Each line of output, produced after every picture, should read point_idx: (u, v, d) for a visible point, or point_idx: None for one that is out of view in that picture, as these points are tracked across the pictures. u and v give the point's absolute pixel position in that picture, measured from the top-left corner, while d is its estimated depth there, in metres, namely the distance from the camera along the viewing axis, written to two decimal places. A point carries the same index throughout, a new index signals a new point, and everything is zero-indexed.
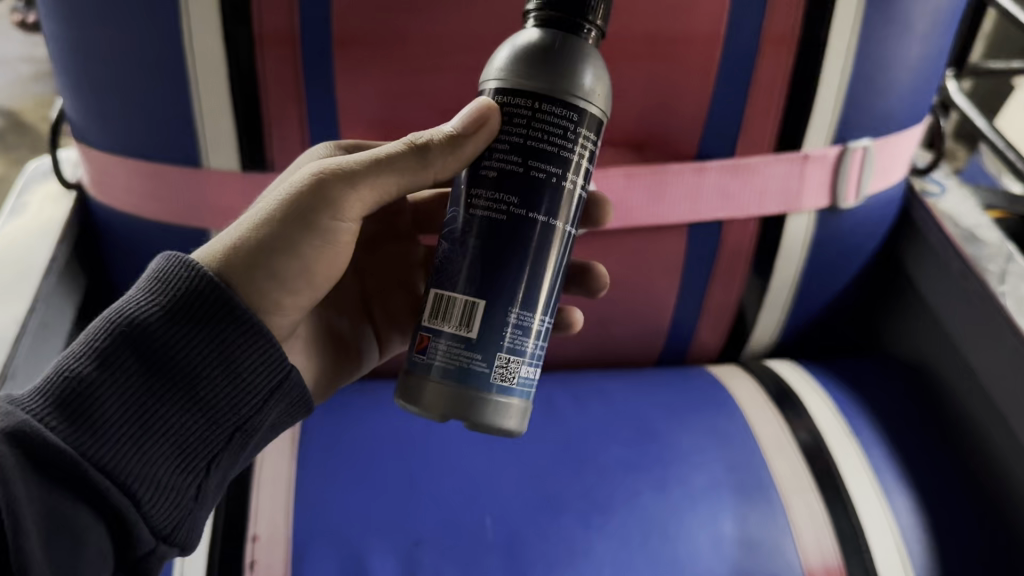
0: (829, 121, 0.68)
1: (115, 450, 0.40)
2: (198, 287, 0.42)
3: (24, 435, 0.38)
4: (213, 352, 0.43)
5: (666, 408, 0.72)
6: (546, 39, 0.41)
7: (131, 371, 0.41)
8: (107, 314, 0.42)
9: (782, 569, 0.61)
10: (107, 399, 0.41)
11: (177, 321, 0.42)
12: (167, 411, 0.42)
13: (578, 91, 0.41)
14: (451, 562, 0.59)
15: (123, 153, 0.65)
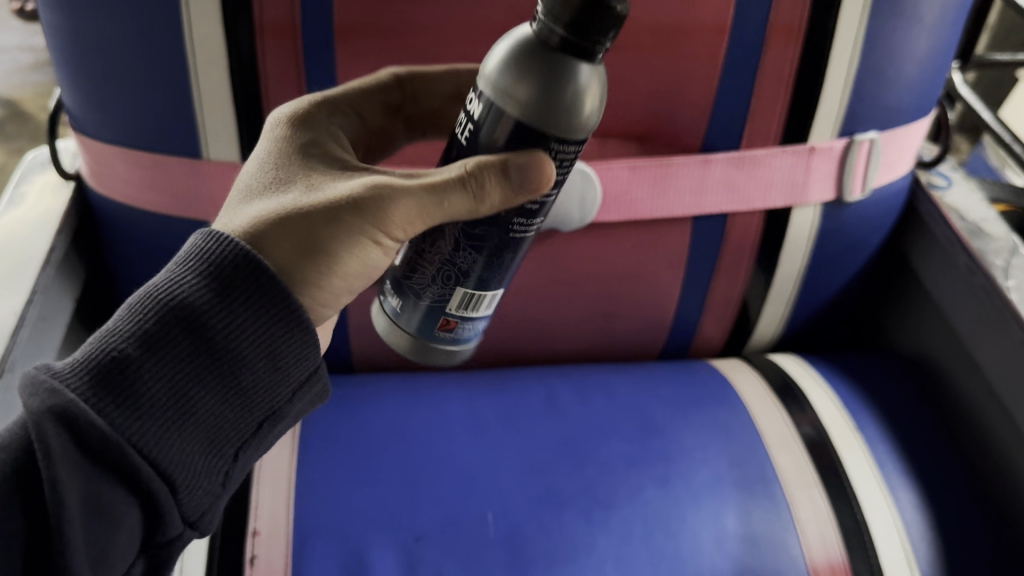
0: (836, 113, 0.67)
1: (158, 437, 0.38)
2: (250, 272, 0.40)
3: (69, 414, 0.37)
4: (259, 341, 0.41)
5: (669, 402, 0.72)
6: (545, 75, 0.37)
7: (177, 353, 0.39)
8: (153, 288, 0.40)
9: (784, 565, 0.61)
10: (151, 383, 0.39)
11: (224, 303, 0.40)
12: (208, 398, 0.40)
13: (574, 126, 0.38)
14: (452, 557, 0.59)
15: (122, 144, 0.64)
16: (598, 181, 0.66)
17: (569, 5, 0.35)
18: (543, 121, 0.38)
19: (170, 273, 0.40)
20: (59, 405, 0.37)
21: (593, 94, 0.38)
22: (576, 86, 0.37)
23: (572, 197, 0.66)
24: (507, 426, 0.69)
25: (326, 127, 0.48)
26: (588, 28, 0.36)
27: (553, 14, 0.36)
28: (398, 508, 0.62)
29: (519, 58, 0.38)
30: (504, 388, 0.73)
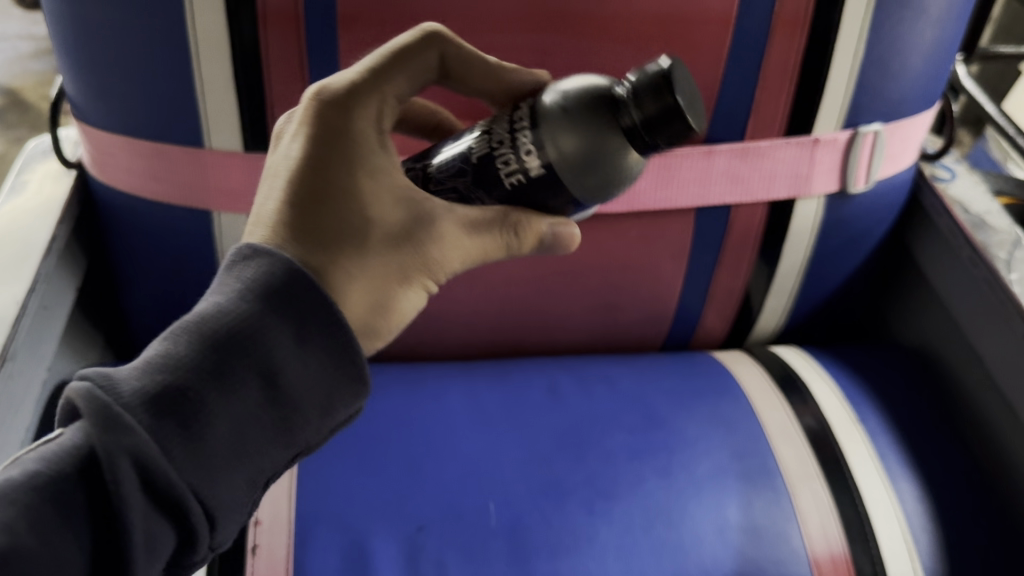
0: (840, 105, 0.67)
1: (211, 467, 0.37)
2: (311, 299, 0.39)
3: (129, 435, 0.34)
4: (309, 373, 0.40)
5: (671, 394, 0.72)
6: (602, 150, 0.40)
7: (242, 387, 0.38)
8: (218, 313, 0.38)
9: (786, 557, 0.61)
10: (207, 409, 0.37)
11: (284, 330, 0.39)
12: (254, 429, 0.38)
13: (591, 195, 0.41)
14: (454, 548, 0.59)
15: (124, 132, 0.64)
16: None
17: (657, 105, 0.38)
18: (571, 178, 0.40)
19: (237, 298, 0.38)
20: (130, 434, 0.34)
21: (620, 181, 0.41)
22: (621, 171, 0.40)
23: None
24: (509, 417, 0.69)
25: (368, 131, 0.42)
26: (657, 129, 0.39)
27: (637, 102, 0.39)
28: (399, 498, 0.62)
29: (589, 117, 0.39)
30: (506, 379, 0.73)
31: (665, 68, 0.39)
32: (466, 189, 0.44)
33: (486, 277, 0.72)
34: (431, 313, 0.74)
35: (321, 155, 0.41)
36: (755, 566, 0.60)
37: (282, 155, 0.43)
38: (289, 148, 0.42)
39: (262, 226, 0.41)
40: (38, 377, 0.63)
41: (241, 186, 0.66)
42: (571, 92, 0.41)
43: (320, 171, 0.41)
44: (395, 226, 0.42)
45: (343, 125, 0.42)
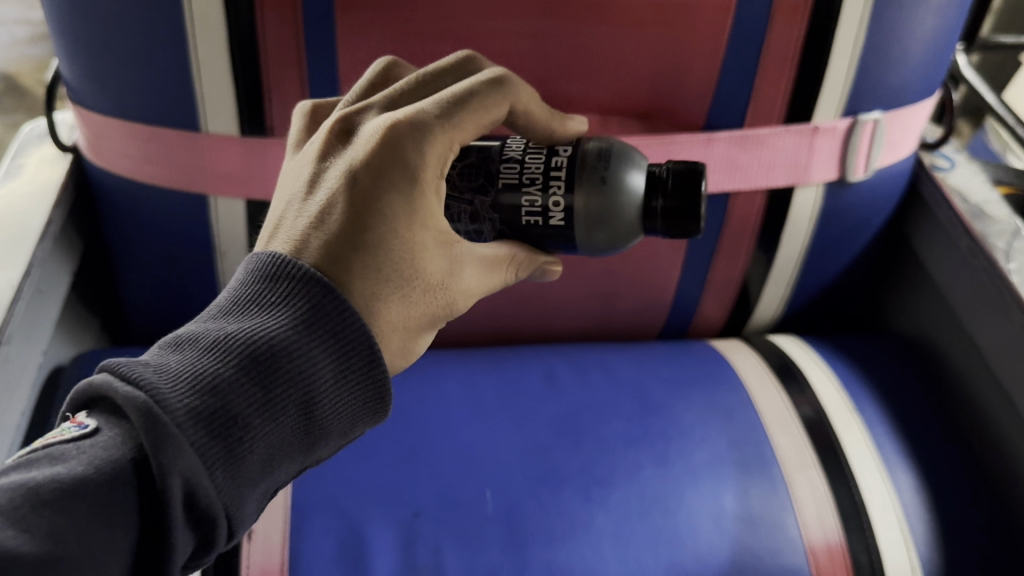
0: (840, 93, 0.66)
1: (243, 486, 0.35)
2: (350, 330, 0.39)
3: (180, 445, 0.33)
4: (338, 403, 0.39)
5: (669, 382, 0.72)
6: (615, 211, 0.45)
7: (283, 411, 0.37)
8: (266, 332, 0.37)
9: (781, 545, 0.61)
10: (248, 425, 0.36)
11: (324, 357, 0.38)
12: (282, 452, 0.37)
13: (586, 243, 0.46)
14: (450, 536, 0.59)
15: (121, 116, 0.64)
16: None
17: (677, 200, 0.44)
18: (578, 222, 0.45)
19: (284, 321, 0.38)
20: (183, 451, 0.33)
21: (614, 242, 0.46)
22: (620, 234, 0.46)
23: None
24: (505, 403, 0.69)
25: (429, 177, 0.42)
26: (667, 219, 0.45)
27: (662, 191, 0.45)
28: (396, 485, 0.61)
29: (618, 183, 0.45)
30: (503, 366, 0.73)
31: (700, 174, 0.45)
32: (481, 208, 0.47)
33: None
34: None
35: (386, 201, 0.41)
36: (751, 554, 0.60)
37: (342, 185, 0.41)
38: (349, 184, 0.41)
39: (310, 257, 0.40)
40: (34, 360, 0.64)
41: (238, 171, 0.65)
42: (615, 152, 0.46)
43: (384, 218, 0.41)
44: (436, 275, 0.43)
45: (411, 172, 0.42)
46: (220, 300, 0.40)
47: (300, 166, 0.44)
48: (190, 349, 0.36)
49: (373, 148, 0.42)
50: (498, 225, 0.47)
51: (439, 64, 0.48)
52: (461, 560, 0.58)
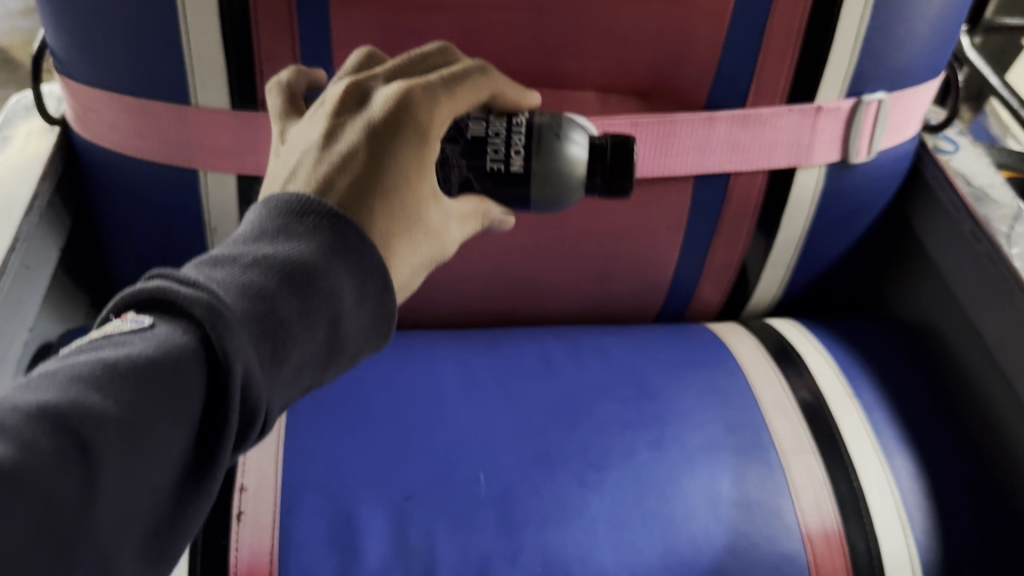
0: (844, 73, 0.65)
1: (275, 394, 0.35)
2: (374, 256, 0.39)
3: (237, 343, 0.32)
4: (357, 325, 0.38)
5: (666, 365, 0.71)
6: (567, 177, 0.46)
7: (317, 329, 0.36)
8: (300, 251, 0.36)
9: (778, 531, 0.60)
10: (289, 334, 0.35)
11: (352, 278, 0.38)
12: (306, 367, 0.37)
13: (531, 204, 0.47)
14: (443, 517, 0.58)
15: (109, 88, 0.62)
16: None
17: (619, 168, 0.47)
18: (532, 187, 0.46)
19: (317, 239, 0.37)
20: (238, 349, 0.32)
21: (555, 206, 0.48)
22: (565, 198, 0.47)
23: None
24: (499, 385, 0.68)
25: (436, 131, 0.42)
26: (608, 184, 0.47)
27: (603, 159, 0.47)
28: (388, 465, 0.61)
29: (569, 151, 0.46)
30: (497, 348, 0.72)
31: (632, 143, 0.48)
32: (449, 153, 0.45)
33: (481, 243, 0.71)
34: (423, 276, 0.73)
35: (398, 153, 0.41)
36: (747, 540, 0.59)
37: (360, 138, 0.41)
38: (364, 140, 0.41)
39: (335, 196, 0.39)
40: (20, 337, 0.63)
41: (230, 146, 0.64)
42: (559, 120, 0.46)
43: (399, 169, 0.40)
44: (431, 221, 0.43)
45: (424, 128, 0.41)
46: (242, 227, 0.38)
47: (305, 135, 0.43)
48: (227, 264, 0.35)
49: (388, 107, 0.41)
50: (465, 173, 0.46)
51: (420, 50, 0.47)
52: (454, 543, 0.57)
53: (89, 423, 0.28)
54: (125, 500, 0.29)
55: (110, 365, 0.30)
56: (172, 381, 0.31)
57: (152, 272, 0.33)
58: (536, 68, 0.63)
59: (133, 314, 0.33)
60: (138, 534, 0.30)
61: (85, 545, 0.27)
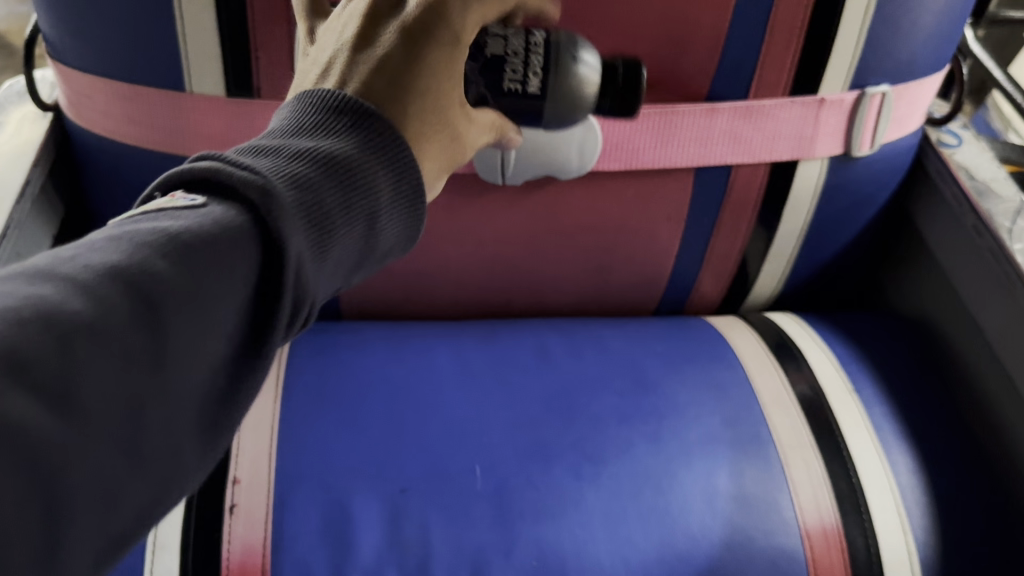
0: (848, 65, 0.64)
1: (321, 281, 0.36)
2: (407, 159, 0.40)
3: (284, 226, 0.33)
4: (392, 221, 0.40)
5: (664, 358, 0.70)
6: (581, 98, 0.47)
7: (359, 221, 0.38)
8: (341, 149, 0.38)
9: (775, 527, 0.59)
10: (335, 224, 0.36)
11: (388, 177, 0.39)
12: (348, 261, 0.38)
13: (541, 122, 0.48)
14: (438, 510, 0.57)
15: (102, 73, 0.61)
16: (597, 130, 0.64)
17: (627, 96, 0.49)
18: (548, 106, 0.46)
19: (353, 140, 0.39)
20: (285, 233, 0.33)
21: (562, 126, 0.49)
22: (574, 120, 0.48)
23: (572, 147, 0.64)
24: (497, 379, 0.67)
25: (467, 33, 0.43)
26: (616, 106, 0.49)
27: (613, 84, 0.49)
28: (383, 456, 0.60)
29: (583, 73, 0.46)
30: (494, 340, 0.71)
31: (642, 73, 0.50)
32: (467, 70, 0.45)
33: (479, 233, 0.70)
34: (421, 267, 0.72)
35: (432, 54, 0.42)
36: (744, 535, 0.59)
37: (394, 42, 0.42)
38: (400, 35, 0.42)
39: (370, 95, 0.41)
40: None
41: (225, 133, 0.63)
42: (574, 41, 0.47)
43: (433, 69, 0.42)
44: (458, 126, 0.44)
45: (456, 31, 0.43)
46: (280, 124, 0.40)
47: (337, 32, 0.45)
48: (271, 152, 0.36)
49: (422, 10, 0.43)
50: (481, 90, 0.45)
51: None
52: (449, 537, 0.56)
53: (155, 286, 0.30)
54: (184, 369, 0.30)
55: (172, 236, 0.32)
56: (231, 255, 0.32)
57: (200, 154, 0.35)
58: None
59: (183, 192, 0.34)
60: (198, 401, 0.32)
61: (149, 398, 0.29)
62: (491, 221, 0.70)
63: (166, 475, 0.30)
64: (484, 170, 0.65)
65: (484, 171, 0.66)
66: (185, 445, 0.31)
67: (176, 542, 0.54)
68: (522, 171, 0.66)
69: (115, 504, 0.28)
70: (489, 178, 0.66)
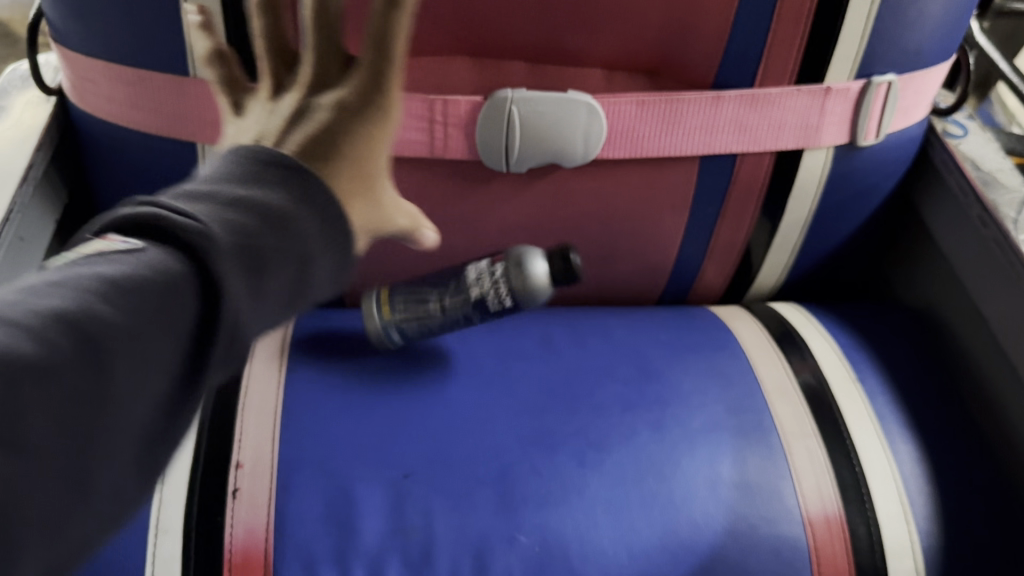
0: (854, 54, 0.64)
1: (250, 325, 0.37)
2: (331, 208, 0.42)
3: (222, 268, 0.34)
4: (318, 267, 0.41)
5: (667, 347, 0.70)
6: None
7: (290, 265, 0.39)
8: (272, 199, 0.39)
9: (777, 515, 0.60)
10: (267, 268, 0.37)
11: (315, 225, 0.41)
12: (276, 304, 0.39)
13: None
14: (442, 496, 0.58)
15: (106, 57, 0.61)
16: (603, 115, 0.64)
17: None
18: None
19: (284, 191, 0.40)
20: (223, 275, 0.34)
21: None
22: None
23: (577, 133, 0.64)
24: (500, 366, 0.67)
25: (386, 108, 0.48)
26: None
27: None
28: (386, 442, 0.60)
29: None
30: (497, 328, 0.71)
31: None
32: None
33: (483, 220, 0.70)
34: (422, 253, 0.72)
35: (361, 127, 0.47)
36: (746, 523, 0.59)
37: (325, 115, 0.46)
38: (334, 108, 0.47)
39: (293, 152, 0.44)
40: None
41: None
42: None
43: (358, 140, 0.47)
44: (374, 199, 0.49)
45: (387, 103, 0.48)
46: (204, 173, 0.40)
47: (264, 115, 0.48)
48: (206, 197, 0.37)
49: (352, 91, 0.47)
50: None
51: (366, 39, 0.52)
52: (452, 522, 0.56)
53: (99, 328, 0.30)
54: (118, 413, 0.30)
55: (110, 279, 0.31)
56: (175, 297, 0.33)
57: (139, 199, 0.35)
58: (541, 43, 0.62)
59: (118, 235, 0.34)
60: (131, 443, 0.31)
61: (91, 441, 0.29)
62: (495, 208, 0.70)
63: (107, 512, 0.30)
64: (489, 155, 0.65)
65: (488, 156, 0.66)
66: (119, 484, 0.31)
67: (178, 527, 0.54)
68: (526, 156, 0.66)
69: (58, 536, 0.28)
70: (493, 164, 0.66)
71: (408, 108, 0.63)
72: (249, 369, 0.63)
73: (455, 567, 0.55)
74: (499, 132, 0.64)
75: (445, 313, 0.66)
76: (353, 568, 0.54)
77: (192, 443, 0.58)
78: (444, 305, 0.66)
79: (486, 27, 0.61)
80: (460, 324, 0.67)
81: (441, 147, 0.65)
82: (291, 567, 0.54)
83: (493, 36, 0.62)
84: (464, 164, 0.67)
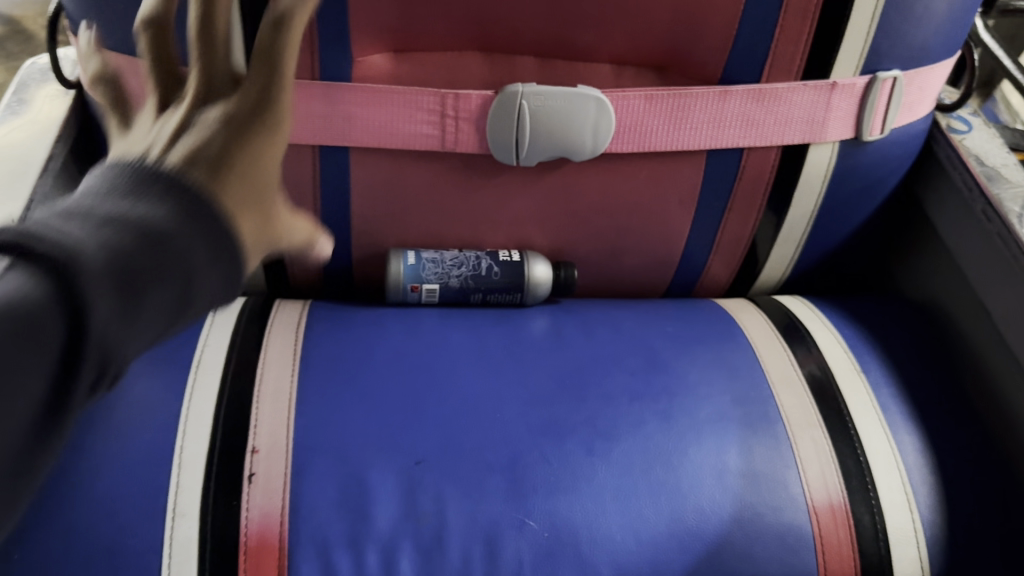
0: (860, 49, 0.65)
1: (125, 350, 0.34)
2: (223, 220, 0.40)
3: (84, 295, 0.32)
4: (209, 286, 0.39)
5: (675, 338, 0.71)
6: None
7: (175, 286, 0.36)
8: (154, 215, 0.36)
9: (783, 504, 0.61)
10: (141, 290, 0.34)
11: (207, 239, 0.38)
12: (157, 325, 0.36)
13: None
14: (453, 482, 0.59)
15: (125, 52, 0.62)
16: (612, 110, 0.65)
17: None
18: None
19: (171, 203, 0.37)
20: (84, 303, 0.32)
21: None
22: None
23: (586, 127, 0.65)
24: (510, 355, 0.68)
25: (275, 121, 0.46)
26: None
27: None
28: (398, 430, 0.61)
29: None
30: (506, 320, 0.72)
31: None
32: None
33: (493, 214, 0.72)
34: (433, 246, 0.73)
35: (257, 139, 0.44)
36: (752, 511, 0.60)
37: (216, 124, 0.43)
38: (220, 119, 0.44)
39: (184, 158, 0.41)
40: None
41: None
42: None
43: (257, 151, 0.44)
44: (275, 216, 0.45)
45: (274, 121, 0.46)
46: (78, 187, 0.37)
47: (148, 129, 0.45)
48: (80, 216, 0.34)
49: (239, 104, 0.45)
50: None
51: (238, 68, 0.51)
52: (464, 508, 0.58)
53: None
54: None
55: None
56: (29, 329, 0.30)
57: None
58: (550, 40, 0.64)
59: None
60: None
61: None
62: (505, 201, 0.71)
63: None
64: (500, 149, 0.67)
65: (498, 150, 0.67)
66: None
67: (197, 510, 0.55)
68: (536, 150, 0.67)
69: None
70: (503, 157, 0.67)
71: (420, 103, 0.64)
72: (264, 357, 0.64)
73: (466, 554, 0.56)
74: (509, 126, 0.65)
75: (461, 270, 0.72)
76: (366, 553, 0.56)
77: (208, 429, 0.59)
78: (465, 251, 0.73)
79: (497, 24, 0.62)
80: (476, 277, 0.72)
81: (452, 141, 0.66)
82: (306, 554, 0.55)
83: (504, 32, 0.63)
84: (474, 157, 0.68)
